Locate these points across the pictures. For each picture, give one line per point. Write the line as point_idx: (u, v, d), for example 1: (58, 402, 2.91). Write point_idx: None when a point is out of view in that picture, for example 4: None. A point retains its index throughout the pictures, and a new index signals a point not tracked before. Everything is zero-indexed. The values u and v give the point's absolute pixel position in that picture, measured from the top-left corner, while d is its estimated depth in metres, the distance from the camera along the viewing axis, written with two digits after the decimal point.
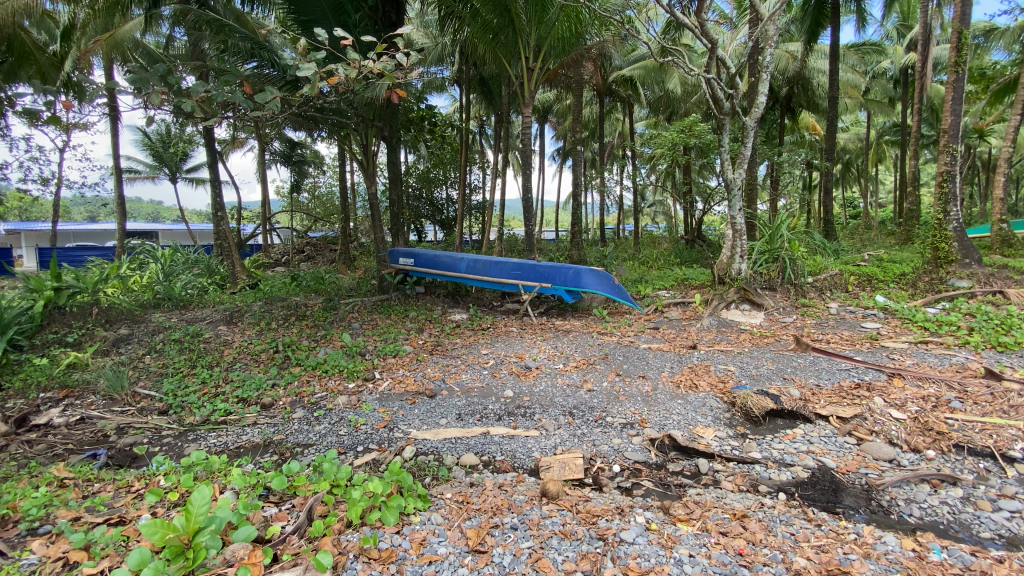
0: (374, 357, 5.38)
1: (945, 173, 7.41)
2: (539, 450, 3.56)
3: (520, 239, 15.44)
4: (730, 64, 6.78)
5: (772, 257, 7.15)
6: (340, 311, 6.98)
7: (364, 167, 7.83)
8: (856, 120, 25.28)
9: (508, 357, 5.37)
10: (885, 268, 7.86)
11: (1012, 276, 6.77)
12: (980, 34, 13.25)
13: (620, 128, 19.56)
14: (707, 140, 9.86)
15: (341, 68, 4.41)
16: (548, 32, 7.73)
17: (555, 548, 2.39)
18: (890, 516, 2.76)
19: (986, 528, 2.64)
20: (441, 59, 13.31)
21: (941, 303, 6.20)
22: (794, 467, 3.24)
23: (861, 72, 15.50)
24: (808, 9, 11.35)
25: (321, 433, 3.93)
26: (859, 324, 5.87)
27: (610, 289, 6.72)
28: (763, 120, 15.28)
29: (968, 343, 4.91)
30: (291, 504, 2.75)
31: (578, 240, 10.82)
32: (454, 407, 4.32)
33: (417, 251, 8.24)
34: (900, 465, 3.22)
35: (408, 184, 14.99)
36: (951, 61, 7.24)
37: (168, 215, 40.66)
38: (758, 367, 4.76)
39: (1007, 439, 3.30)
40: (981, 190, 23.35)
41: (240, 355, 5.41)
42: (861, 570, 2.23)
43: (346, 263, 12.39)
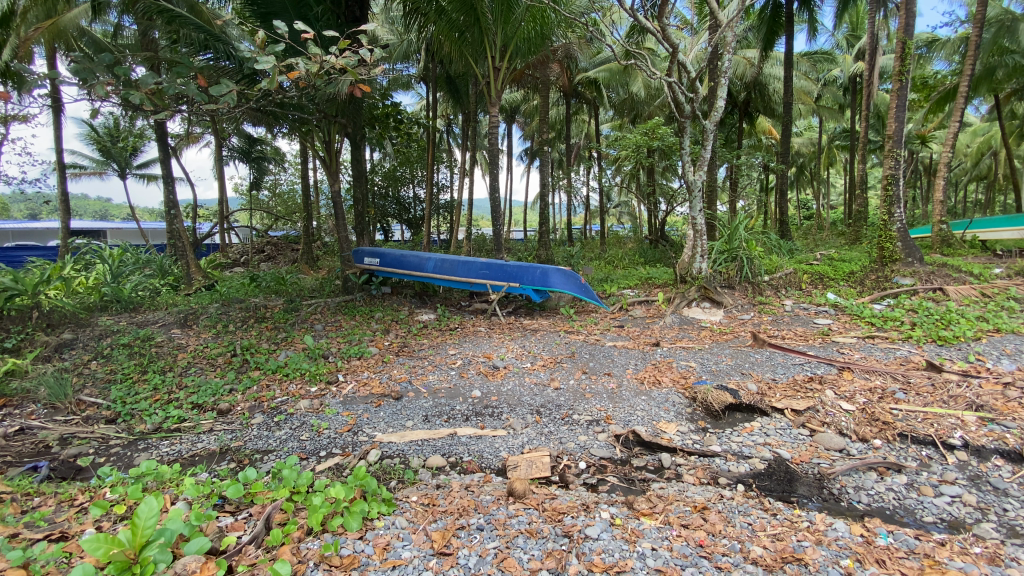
0: (338, 359, 5.26)
1: (890, 177, 7.80)
2: (506, 450, 3.56)
3: (488, 239, 15.40)
4: (691, 68, 6.92)
5: (731, 256, 7.35)
6: (301, 312, 6.78)
7: (327, 164, 7.63)
8: (809, 125, 26.43)
9: (476, 357, 5.33)
10: (836, 267, 8.21)
11: (950, 274, 7.18)
12: (924, 44, 13.94)
13: (586, 129, 19.85)
14: (669, 142, 10.09)
15: (302, 62, 4.25)
16: (515, 32, 7.64)
17: (521, 547, 2.39)
18: (841, 504, 2.90)
19: (929, 512, 2.81)
20: (406, 56, 13.23)
21: (886, 299, 6.56)
22: (751, 459, 3.36)
23: (813, 80, 16.20)
24: (764, 16, 11.76)
25: (282, 439, 3.81)
26: (811, 321, 6.12)
27: (577, 288, 6.80)
28: (722, 124, 15.75)
29: (911, 337, 5.20)
30: (248, 514, 2.65)
31: (546, 239, 10.87)
32: (420, 408, 4.27)
33: (384, 250, 8.07)
34: (850, 454, 3.37)
35: (374, 182, 14.75)
36: (896, 70, 7.62)
37: (117, 214, 38.92)
38: (718, 363, 4.91)
39: (947, 428, 3.50)
40: (923, 192, 24.83)
41: (195, 359, 5.18)
42: (813, 557, 2.32)
43: (309, 263, 12.07)
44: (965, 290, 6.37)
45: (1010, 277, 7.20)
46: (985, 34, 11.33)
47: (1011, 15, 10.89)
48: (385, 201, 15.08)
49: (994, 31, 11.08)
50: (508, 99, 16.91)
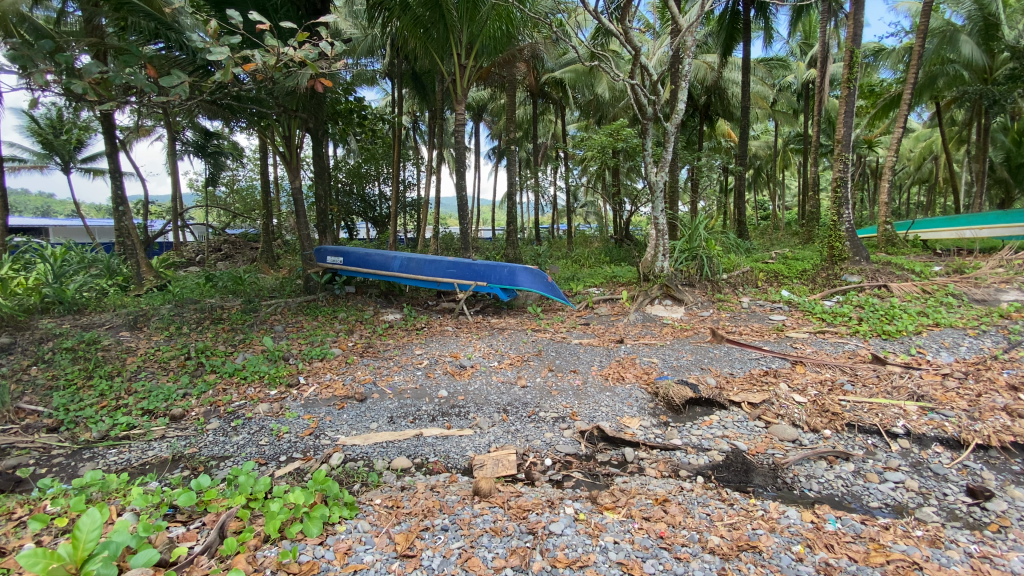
0: (299, 361, 5.11)
1: (839, 180, 8.16)
2: (472, 449, 3.54)
3: (455, 237, 15.34)
4: (653, 71, 7.03)
5: (691, 255, 7.52)
6: (260, 312, 6.57)
7: (288, 160, 7.41)
8: (765, 129, 27.43)
9: (443, 357, 5.28)
10: (790, 265, 8.56)
11: (894, 272, 7.59)
12: (871, 53, 14.64)
13: (553, 129, 20.02)
14: (633, 143, 10.31)
15: (258, 54, 4.10)
16: (480, 30, 7.65)
17: (485, 546, 2.38)
18: (794, 492, 3.02)
19: (874, 498, 2.97)
20: (370, 51, 12.99)
21: (836, 296, 6.89)
22: (710, 451, 3.46)
23: (769, 85, 16.83)
24: (723, 23, 12.08)
25: (239, 445, 3.68)
26: (767, 317, 6.38)
27: (544, 287, 6.85)
28: (684, 126, 16.15)
29: (858, 331, 5.47)
30: (201, 522, 2.56)
31: (513, 238, 10.88)
32: (385, 410, 4.20)
33: (347, 248, 7.86)
34: (802, 444, 3.52)
35: (337, 179, 14.43)
36: (845, 78, 7.98)
37: (61, 212, 36.84)
38: (679, 359, 5.04)
39: (890, 417, 3.71)
40: (869, 195, 26.20)
41: (146, 363, 4.93)
42: (767, 544, 2.42)
43: (268, 262, 11.66)
44: (907, 287, 6.75)
45: (948, 274, 7.67)
46: (929, 44, 11.88)
47: (953, 27, 11.49)
48: (349, 198, 14.75)
49: (937, 42, 11.66)
50: (475, 97, 16.85)
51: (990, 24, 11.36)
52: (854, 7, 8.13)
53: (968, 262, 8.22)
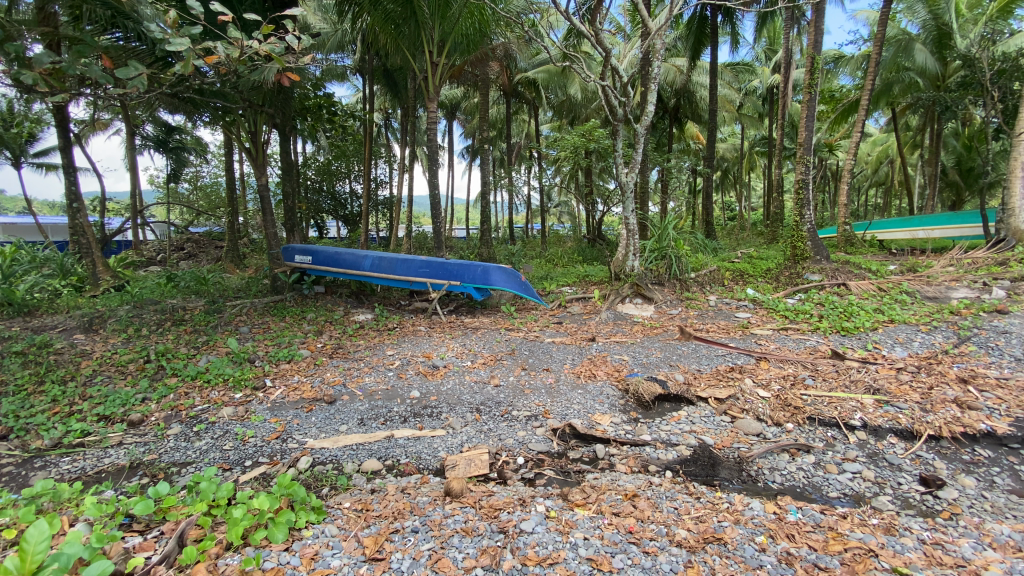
0: (266, 363, 4.99)
1: (801, 182, 8.44)
2: (444, 450, 3.52)
3: (428, 237, 15.23)
4: (623, 73, 7.11)
5: (660, 255, 7.64)
6: (224, 313, 6.37)
7: (254, 156, 7.19)
8: (732, 132, 28.17)
9: (415, 357, 5.22)
10: (755, 264, 8.82)
11: (852, 271, 7.90)
12: (832, 60, 15.21)
13: (526, 129, 20.11)
14: (605, 144, 10.44)
15: (220, 47, 3.97)
16: (452, 28, 7.60)
17: (456, 546, 2.37)
18: (758, 484, 3.12)
19: (833, 488, 3.09)
20: (341, 46, 12.78)
21: (798, 294, 7.13)
22: (678, 446, 3.53)
23: (735, 89, 17.29)
24: (691, 27, 12.32)
25: (202, 450, 3.57)
26: (733, 315, 6.54)
27: (518, 286, 6.86)
28: (654, 128, 16.43)
29: (818, 328, 5.67)
30: (159, 531, 2.47)
31: (487, 238, 10.86)
32: (356, 412, 4.13)
33: (317, 247, 7.67)
34: (765, 437, 3.63)
35: (306, 176, 14.11)
36: (807, 83, 8.26)
37: (11, 209, 35.02)
38: (649, 356, 5.12)
39: (848, 410, 3.85)
40: (830, 197, 27.24)
41: (102, 367, 4.71)
42: (732, 536, 2.48)
43: (234, 262, 11.32)
44: (864, 285, 7.03)
45: (902, 273, 8.02)
46: (886, 51, 12.47)
47: (908, 35, 12.04)
48: (319, 196, 14.45)
49: (894, 50, 12.26)
50: (448, 95, 16.75)
51: (943, 33, 11.62)
52: (815, 15, 8.41)
53: (920, 261, 8.59)
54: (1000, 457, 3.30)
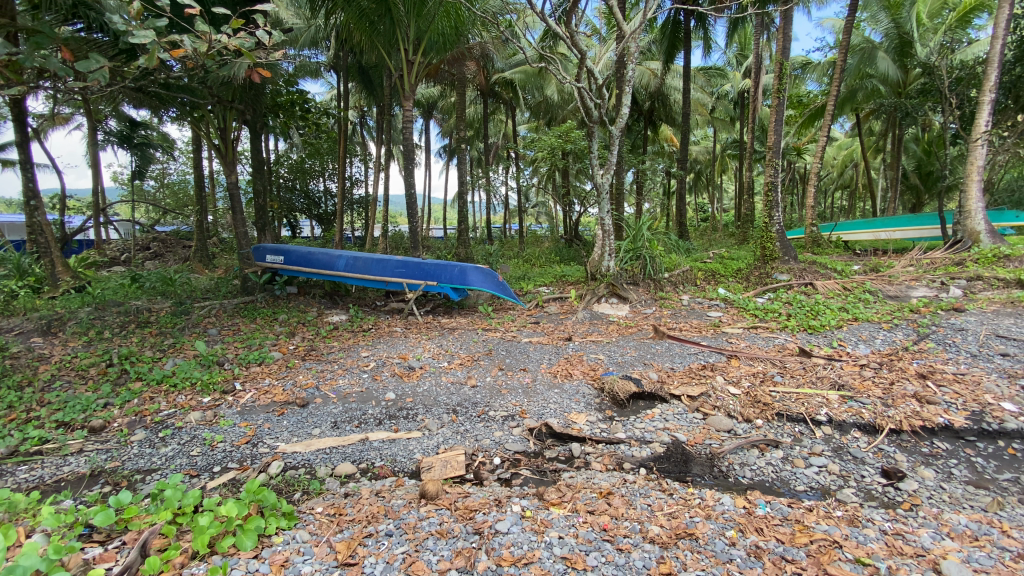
0: (235, 366, 4.86)
1: (771, 184, 8.65)
2: (420, 451, 3.50)
3: (405, 237, 15.08)
4: (599, 75, 7.17)
5: (635, 255, 7.72)
6: (192, 315, 6.18)
7: (223, 154, 7.01)
8: (704, 135, 28.75)
9: (390, 358, 5.16)
10: (726, 264, 9.01)
11: (818, 271, 8.15)
12: (800, 66, 15.69)
13: (503, 129, 20.13)
14: (581, 145, 10.54)
15: (187, 40, 3.85)
16: (427, 26, 7.56)
17: (430, 549, 2.36)
18: (729, 479, 3.19)
19: (801, 481, 3.18)
20: (314, 42, 12.57)
21: (767, 294, 7.32)
22: (652, 443, 3.59)
23: (708, 93, 17.65)
24: (665, 31, 12.50)
25: (168, 456, 3.46)
26: (705, 314, 6.67)
27: (495, 286, 6.86)
28: (629, 129, 16.64)
29: (786, 326, 5.83)
30: (121, 542, 2.38)
31: (464, 238, 10.82)
32: (329, 415, 4.06)
33: (289, 247, 7.49)
34: (736, 434, 3.71)
35: (279, 174, 13.80)
36: (776, 88, 8.48)
37: None
38: (623, 355, 5.19)
39: (815, 406, 3.97)
40: (798, 200, 28.07)
41: (61, 372, 4.52)
42: (703, 531, 2.53)
43: (203, 262, 11.01)
44: (830, 285, 7.26)
45: (865, 273, 8.31)
46: (851, 59, 12.90)
47: (871, 44, 12.52)
48: (292, 194, 14.16)
49: (858, 58, 12.72)
50: (425, 94, 16.64)
51: (904, 42, 12.07)
52: (783, 22, 8.66)
53: (882, 262, 8.91)
54: (957, 450, 3.46)
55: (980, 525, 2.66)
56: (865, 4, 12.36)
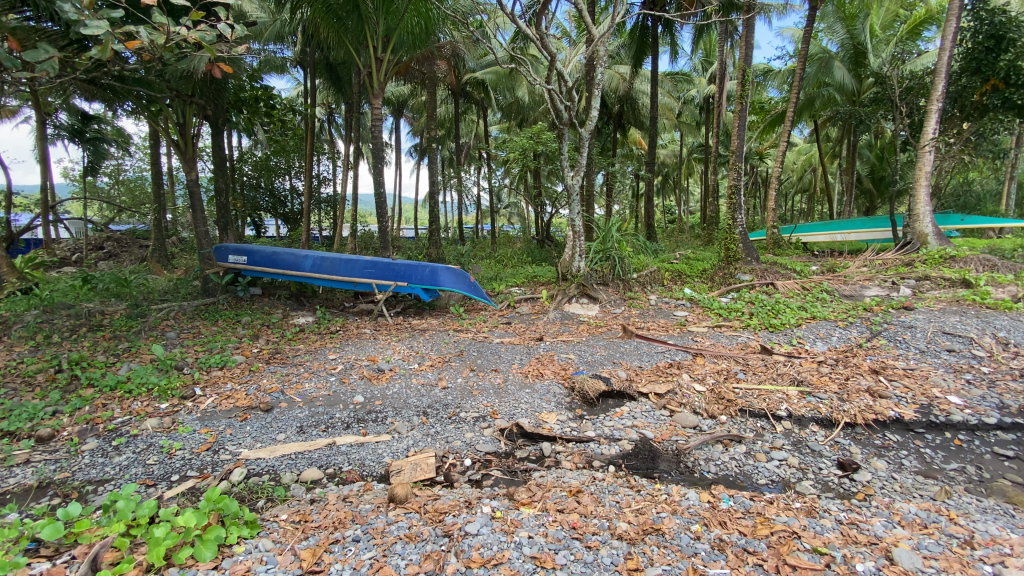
0: (195, 371, 4.69)
1: (734, 188, 8.92)
2: (390, 455, 3.45)
3: (374, 237, 14.87)
4: (568, 78, 7.24)
5: (605, 256, 7.81)
6: (149, 318, 5.93)
7: (183, 150, 6.75)
8: (672, 139, 29.41)
9: (359, 361, 5.07)
10: (692, 264, 9.23)
11: (778, 271, 8.45)
12: (762, 73, 16.23)
13: (475, 129, 20.11)
14: (552, 147, 10.63)
15: (144, 32, 3.70)
16: (397, 24, 7.46)
17: (399, 553, 2.33)
18: (695, 475, 3.27)
19: (762, 475, 3.29)
20: (280, 38, 12.25)
21: (730, 293, 7.55)
22: (621, 441, 3.64)
23: (675, 97, 18.06)
24: (634, 35, 12.71)
25: (122, 466, 3.31)
26: (672, 313, 6.82)
27: (466, 287, 6.83)
28: (599, 132, 16.85)
29: (749, 325, 6.03)
30: (70, 556, 2.26)
31: (435, 238, 10.75)
32: (294, 419, 3.97)
33: (252, 247, 7.28)
34: (701, 430, 3.80)
35: (242, 172, 13.39)
36: (739, 95, 8.75)
37: None
38: (593, 354, 5.24)
39: (775, 402, 4.11)
40: (760, 203, 29.05)
41: (4, 379, 4.25)
42: (669, 526, 2.59)
43: (161, 262, 10.57)
44: (790, 285, 7.53)
45: (822, 273, 8.67)
46: (810, 68, 13.41)
47: (828, 54, 13.05)
48: (256, 193, 13.74)
49: (817, 67, 13.23)
50: (395, 92, 16.43)
51: (859, 52, 12.68)
52: (746, 30, 8.93)
53: (838, 262, 9.34)
54: (908, 441, 3.64)
55: (929, 513, 2.81)
56: (822, 15, 12.89)
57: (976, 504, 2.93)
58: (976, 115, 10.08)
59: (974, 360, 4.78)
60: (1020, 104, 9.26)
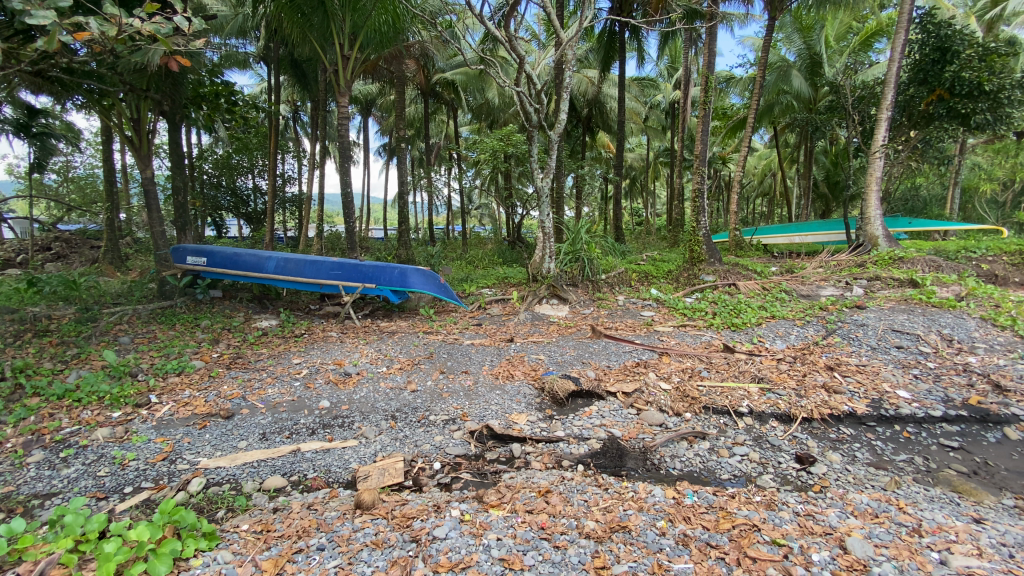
0: (150, 378, 4.49)
1: (699, 191, 9.17)
2: (356, 460, 3.39)
3: (341, 238, 14.60)
4: (538, 81, 7.27)
5: (574, 257, 7.88)
6: (100, 322, 5.65)
7: (138, 146, 6.47)
8: (639, 142, 29.99)
9: (325, 365, 4.97)
10: (657, 266, 9.43)
11: (740, 272, 8.74)
12: (725, 80, 16.74)
13: (445, 130, 20.03)
14: (522, 149, 10.68)
15: (94, 23, 3.53)
16: (363, 21, 7.32)
17: (365, 561, 2.30)
18: (661, 472, 3.34)
19: (725, 470, 3.38)
20: (242, 32, 11.88)
21: (695, 293, 7.75)
22: (590, 440, 3.69)
23: (642, 102, 18.45)
24: (602, 40, 12.87)
25: (71, 479, 3.14)
26: (639, 313, 6.94)
27: (436, 288, 6.79)
28: (569, 134, 17.04)
29: (712, 324, 6.21)
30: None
31: (405, 239, 10.64)
32: (257, 426, 3.85)
33: (212, 248, 7.04)
34: (667, 427, 3.89)
35: (202, 170, 12.91)
36: (703, 100, 8.99)
37: None
38: (563, 355, 5.29)
39: (737, 399, 4.24)
40: (722, 205, 30.01)
41: None
42: (635, 523, 2.63)
43: (114, 264, 10.09)
44: (750, 285, 7.79)
45: (781, 273, 9.02)
46: (770, 76, 13.89)
47: (787, 63, 13.54)
48: (217, 192, 13.29)
49: (776, 76, 13.72)
50: (363, 90, 16.19)
51: (815, 62, 13.22)
52: (710, 38, 9.16)
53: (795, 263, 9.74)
54: (860, 434, 3.82)
55: (880, 503, 2.95)
56: (781, 25, 13.38)
57: (923, 493, 3.10)
58: (923, 123, 10.63)
59: (921, 356, 5.06)
60: (964, 114, 9.76)
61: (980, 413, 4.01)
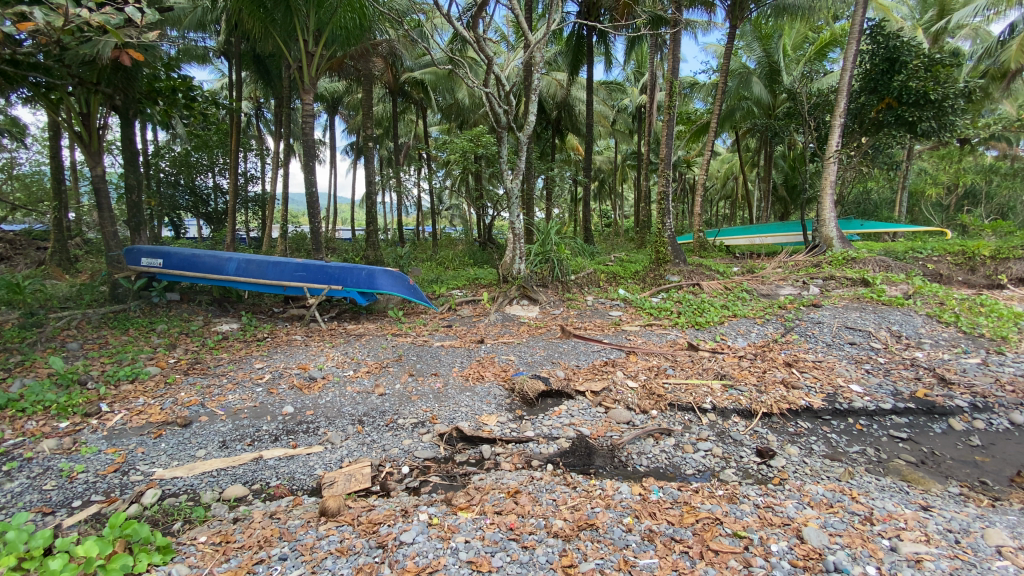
0: (102, 385, 4.28)
1: (665, 193, 9.38)
2: (322, 466, 3.32)
3: (307, 239, 14.27)
4: (507, 82, 7.29)
5: (544, 258, 7.93)
6: (46, 327, 5.35)
7: (88, 142, 6.18)
8: (608, 144, 30.47)
9: (289, 369, 4.84)
10: (625, 266, 9.60)
11: (703, 272, 8.99)
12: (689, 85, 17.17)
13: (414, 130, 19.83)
14: (492, 150, 10.68)
15: (38, 12, 3.36)
16: (328, 18, 7.17)
17: (329, 568, 2.25)
18: (628, 469, 3.40)
19: (690, 466, 3.47)
20: (201, 26, 11.47)
21: (661, 293, 7.93)
22: (559, 439, 3.72)
23: (609, 105, 18.74)
24: (570, 43, 12.99)
25: (13, 493, 2.96)
26: (607, 313, 7.05)
27: (405, 290, 6.71)
28: (538, 136, 17.14)
29: (678, 322, 6.36)
30: None
31: (373, 240, 10.48)
32: (216, 434, 3.72)
33: (168, 249, 6.77)
34: (634, 424, 3.97)
35: (159, 168, 12.40)
36: (668, 104, 9.20)
37: None
38: (533, 355, 5.32)
39: (702, 396, 4.35)
40: (688, 208, 30.78)
41: None
42: (603, 520, 2.67)
43: (61, 266, 9.56)
44: (714, 285, 8.01)
45: (743, 273, 9.31)
46: (732, 82, 14.32)
47: (747, 70, 14.01)
48: (175, 190, 12.79)
49: (738, 82, 14.16)
50: (329, 88, 15.89)
51: (773, 70, 13.72)
52: (674, 44, 9.36)
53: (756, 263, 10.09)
54: (816, 428, 3.98)
55: (835, 493, 3.09)
56: (742, 34, 13.82)
57: (875, 482, 3.26)
58: (873, 130, 11.17)
59: (872, 351, 5.31)
60: (910, 122, 10.38)
61: (927, 405, 4.24)
